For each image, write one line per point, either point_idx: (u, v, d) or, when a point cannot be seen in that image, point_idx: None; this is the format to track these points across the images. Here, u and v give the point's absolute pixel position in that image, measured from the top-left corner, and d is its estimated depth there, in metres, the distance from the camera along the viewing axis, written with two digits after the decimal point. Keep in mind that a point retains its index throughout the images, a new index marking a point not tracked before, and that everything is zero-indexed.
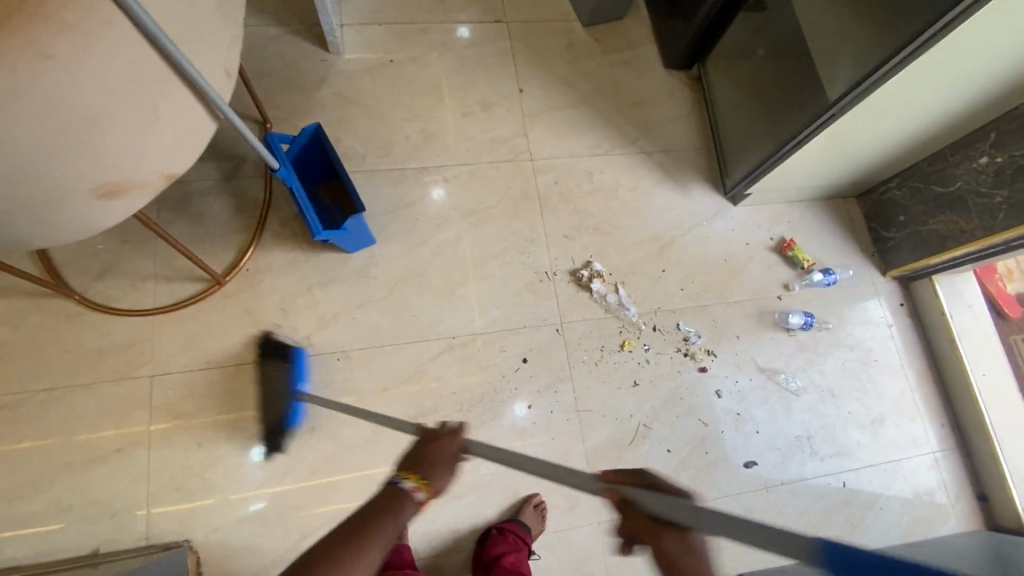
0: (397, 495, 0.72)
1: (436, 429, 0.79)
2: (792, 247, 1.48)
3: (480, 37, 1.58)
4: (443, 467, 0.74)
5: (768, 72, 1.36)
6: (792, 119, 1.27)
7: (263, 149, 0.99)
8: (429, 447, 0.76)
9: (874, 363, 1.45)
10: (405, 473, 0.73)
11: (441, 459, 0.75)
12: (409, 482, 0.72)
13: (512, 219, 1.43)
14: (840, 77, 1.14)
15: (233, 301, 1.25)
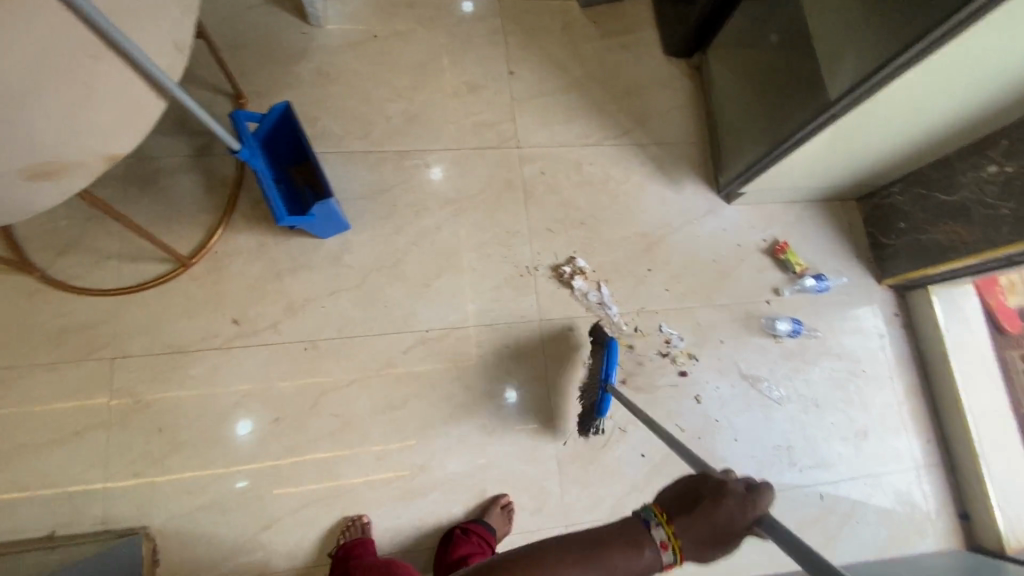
0: (640, 536, 0.62)
1: (712, 480, 0.63)
2: (785, 250, 1.43)
3: (470, 13, 1.50)
4: (703, 526, 0.60)
5: (767, 65, 1.27)
6: (791, 118, 1.20)
7: (223, 130, 0.94)
8: (705, 500, 0.61)
9: (862, 374, 1.41)
10: (660, 517, 0.62)
11: (727, 522, 0.60)
12: (661, 532, 0.61)
13: (495, 209, 1.38)
14: (843, 75, 1.07)
15: (199, 284, 1.21)
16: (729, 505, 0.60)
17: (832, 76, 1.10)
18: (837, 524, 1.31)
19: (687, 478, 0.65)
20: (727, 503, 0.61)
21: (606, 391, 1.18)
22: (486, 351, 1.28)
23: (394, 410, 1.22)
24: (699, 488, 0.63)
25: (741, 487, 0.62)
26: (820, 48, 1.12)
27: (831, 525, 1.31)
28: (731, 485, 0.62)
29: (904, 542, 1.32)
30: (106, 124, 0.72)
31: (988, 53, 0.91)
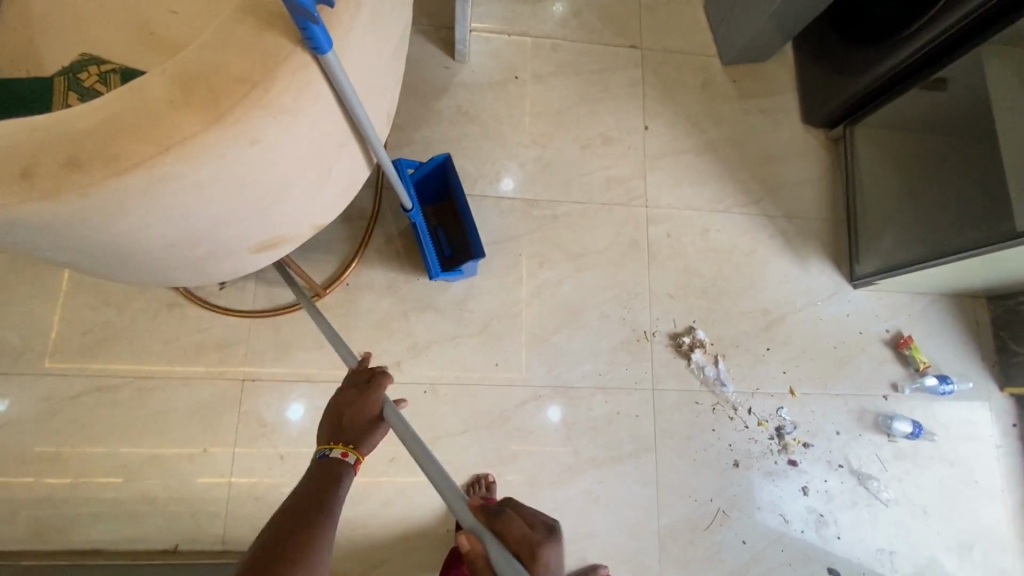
0: (329, 466, 0.71)
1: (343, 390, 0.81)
2: (909, 345, 1.38)
3: (610, 61, 1.48)
4: (361, 425, 0.76)
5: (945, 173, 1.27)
6: (965, 232, 1.18)
7: (399, 188, 0.94)
8: (350, 403, 0.78)
9: (974, 484, 1.36)
10: (329, 444, 0.74)
11: (361, 410, 0.77)
12: (337, 450, 0.73)
13: (618, 269, 1.36)
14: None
15: (330, 314, 1.23)
16: (347, 401, 0.78)
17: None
18: None
19: (331, 403, 0.79)
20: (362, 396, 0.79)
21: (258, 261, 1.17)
22: (597, 415, 1.27)
23: (503, 463, 1.22)
24: (340, 409, 0.77)
25: (356, 387, 0.80)
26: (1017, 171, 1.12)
27: None
28: (351, 394, 0.79)
29: None
30: (329, 198, 0.70)
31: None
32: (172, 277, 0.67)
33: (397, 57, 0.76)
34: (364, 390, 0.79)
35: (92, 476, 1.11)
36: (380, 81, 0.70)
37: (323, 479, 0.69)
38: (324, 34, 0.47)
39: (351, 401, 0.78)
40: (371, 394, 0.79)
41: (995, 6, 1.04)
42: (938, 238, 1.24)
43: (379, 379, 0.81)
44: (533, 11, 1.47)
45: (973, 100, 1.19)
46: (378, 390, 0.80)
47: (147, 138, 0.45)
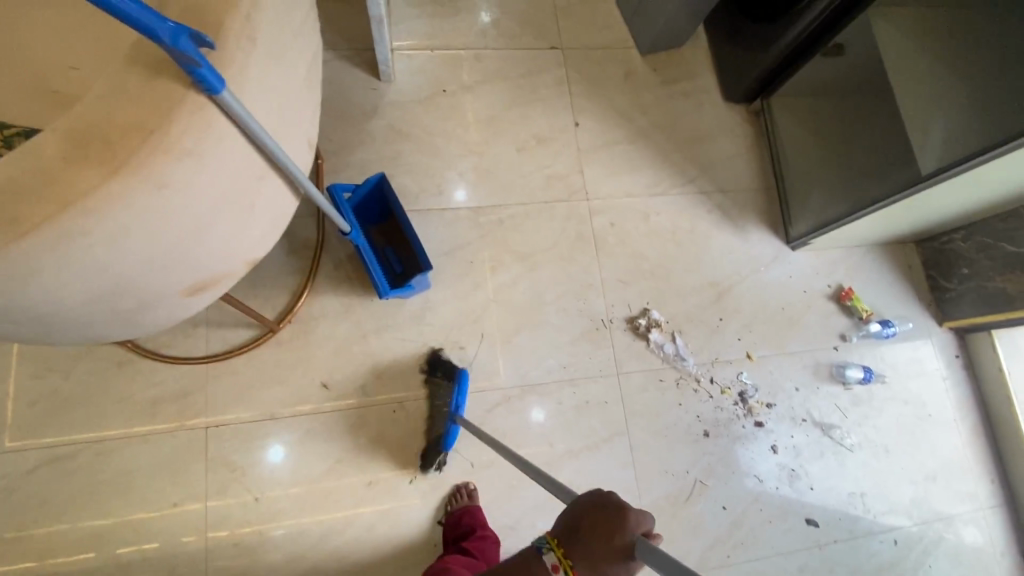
0: (537, 563, 0.69)
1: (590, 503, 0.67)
2: (850, 296, 1.45)
3: (535, 63, 1.52)
4: (592, 558, 0.65)
5: (854, 132, 1.34)
6: (878, 184, 1.26)
7: (336, 215, 0.95)
8: (586, 519, 0.66)
9: (928, 417, 1.44)
10: (550, 542, 0.68)
11: (599, 540, 0.65)
12: (551, 556, 0.67)
13: (569, 263, 1.39)
14: (941, 148, 1.13)
15: (287, 348, 1.22)
16: (597, 517, 0.66)
17: (927, 149, 1.16)
18: (910, 569, 1.35)
19: (573, 501, 0.68)
20: (603, 520, 0.65)
21: (454, 423, 1.19)
22: (567, 407, 1.30)
23: (482, 470, 1.23)
24: (578, 519, 0.67)
25: (616, 506, 0.66)
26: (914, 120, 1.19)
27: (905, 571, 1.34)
28: (606, 511, 0.66)
29: None
30: (253, 232, 0.70)
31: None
32: (105, 333, 0.66)
33: (310, 87, 0.78)
34: (613, 517, 0.65)
35: (58, 549, 1.07)
36: (293, 111, 0.71)
37: (522, 566, 0.69)
38: (214, 75, 0.49)
39: (603, 520, 0.65)
40: (618, 532, 0.65)
41: None
42: (857, 194, 1.31)
43: (640, 514, 0.67)
44: (453, 24, 1.50)
45: (866, 61, 1.27)
46: (629, 528, 0.65)
47: (45, 195, 0.46)
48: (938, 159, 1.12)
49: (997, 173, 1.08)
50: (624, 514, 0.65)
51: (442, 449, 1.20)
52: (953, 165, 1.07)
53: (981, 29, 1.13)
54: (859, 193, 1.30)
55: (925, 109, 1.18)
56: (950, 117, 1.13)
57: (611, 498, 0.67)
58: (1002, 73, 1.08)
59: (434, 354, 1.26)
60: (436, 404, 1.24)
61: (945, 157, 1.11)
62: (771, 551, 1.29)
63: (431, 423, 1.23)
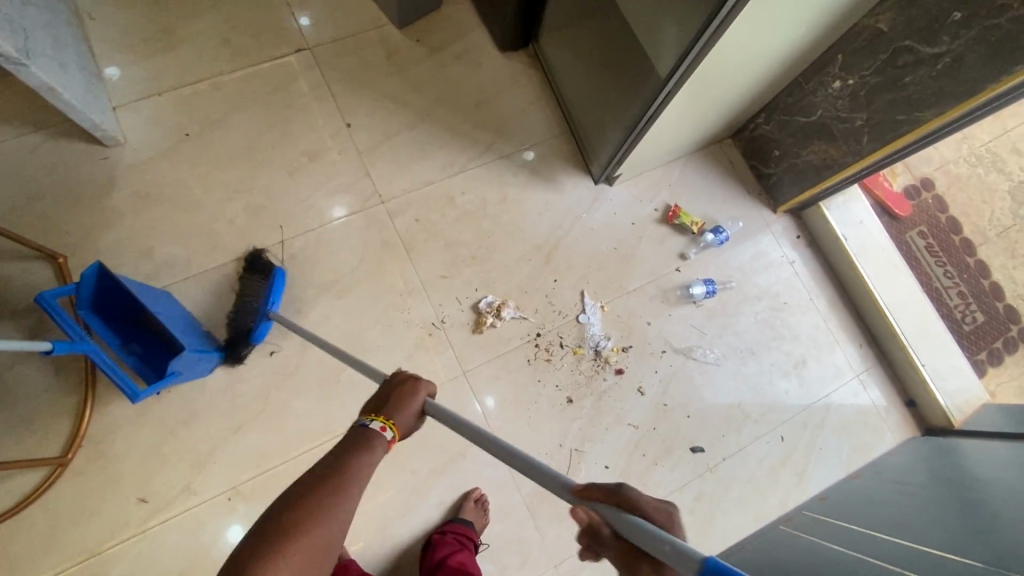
0: (364, 436, 0.65)
1: (397, 380, 0.72)
2: (677, 214, 1.41)
3: (284, 74, 1.37)
4: (409, 412, 0.70)
5: (603, 37, 1.21)
6: (634, 102, 1.18)
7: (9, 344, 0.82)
8: (404, 387, 0.72)
9: (784, 306, 1.43)
10: (373, 415, 0.68)
11: (407, 404, 0.70)
12: (377, 423, 0.67)
13: (380, 276, 1.29)
14: (676, 34, 0.99)
15: (88, 475, 1.09)
16: (404, 386, 0.71)
17: (666, 38, 1.02)
18: (805, 457, 1.35)
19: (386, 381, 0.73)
20: (411, 388, 0.72)
21: (266, 319, 1.16)
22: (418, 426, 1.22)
23: None
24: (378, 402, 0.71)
25: (411, 381, 0.72)
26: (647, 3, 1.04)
27: (799, 461, 1.35)
28: (404, 386, 0.72)
29: (868, 450, 1.39)
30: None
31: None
32: None
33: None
34: (407, 390, 0.71)
35: None
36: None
37: (350, 443, 0.65)
38: None
39: (404, 392, 0.71)
40: (414, 397, 0.71)
41: None
42: (625, 116, 1.23)
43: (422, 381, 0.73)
44: (177, 59, 1.33)
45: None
46: (419, 394, 0.72)
47: None
48: (679, 45, 0.99)
49: (746, 41, 0.98)
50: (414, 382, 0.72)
51: (247, 344, 1.16)
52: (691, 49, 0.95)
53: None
54: (626, 115, 1.23)
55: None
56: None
57: (403, 376, 0.73)
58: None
59: (256, 252, 1.23)
60: (246, 298, 1.19)
61: (683, 42, 0.97)
62: (664, 490, 1.27)
63: (232, 318, 1.18)
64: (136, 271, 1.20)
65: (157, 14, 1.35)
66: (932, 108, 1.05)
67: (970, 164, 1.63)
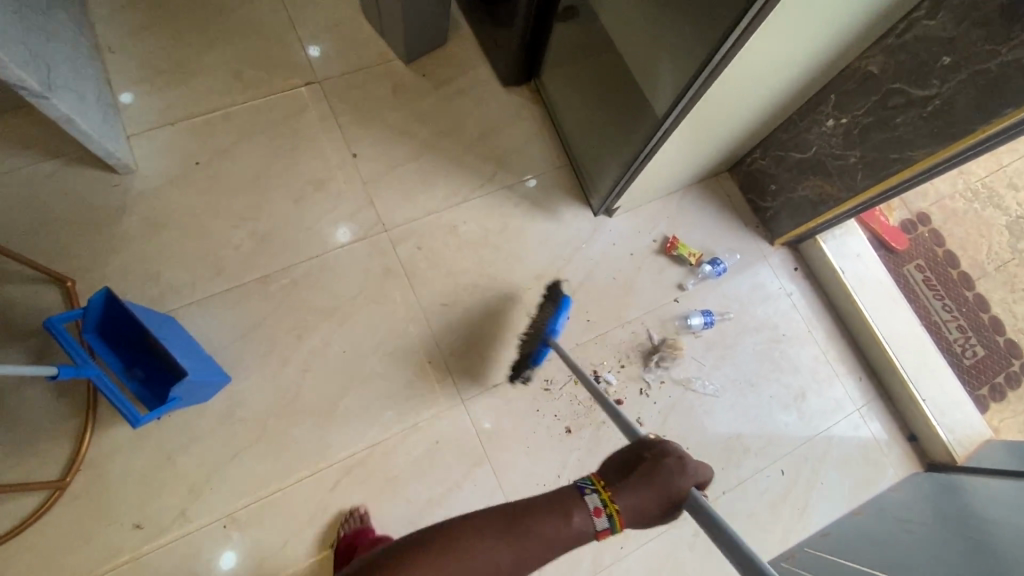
0: (580, 501, 0.71)
1: (656, 448, 0.74)
2: (675, 246, 1.43)
3: (294, 105, 1.41)
4: (650, 491, 0.71)
5: (606, 74, 1.25)
6: (634, 138, 1.21)
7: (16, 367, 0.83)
8: (667, 461, 0.72)
9: (782, 338, 1.44)
10: (598, 484, 0.72)
11: (655, 478, 0.71)
12: (598, 498, 0.71)
13: (382, 303, 1.31)
14: (673, 74, 1.03)
15: (84, 498, 1.09)
16: (671, 463, 0.72)
17: (664, 77, 1.05)
18: (805, 492, 1.34)
19: (654, 442, 0.76)
20: (677, 466, 0.72)
21: (546, 344, 1.22)
22: (417, 455, 1.22)
23: None
24: (632, 459, 0.74)
25: (675, 458, 0.72)
26: (647, 44, 1.08)
27: (799, 496, 1.33)
28: (666, 459, 0.72)
29: (869, 486, 1.37)
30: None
31: (814, 12, 0.87)
32: None
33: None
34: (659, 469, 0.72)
35: None
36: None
37: (564, 503, 0.70)
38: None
39: (663, 468, 0.72)
40: (671, 480, 0.71)
41: None
42: (625, 151, 1.26)
43: (700, 467, 0.74)
44: (191, 90, 1.38)
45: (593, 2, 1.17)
46: (683, 480, 0.72)
47: None
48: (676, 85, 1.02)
49: (742, 80, 1.00)
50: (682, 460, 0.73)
51: (532, 365, 1.26)
52: (686, 90, 0.98)
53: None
54: (626, 149, 1.25)
55: (650, 29, 1.05)
56: (669, 30, 1.01)
57: (664, 449, 0.74)
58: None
59: (556, 286, 1.30)
60: (537, 322, 1.24)
61: (679, 82, 1.00)
62: (663, 524, 1.26)
63: (525, 340, 1.26)
64: (141, 296, 1.22)
65: (173, 48, 1.40)
66: (922, 147, 1.07)
67: (966, 200, 1.65)
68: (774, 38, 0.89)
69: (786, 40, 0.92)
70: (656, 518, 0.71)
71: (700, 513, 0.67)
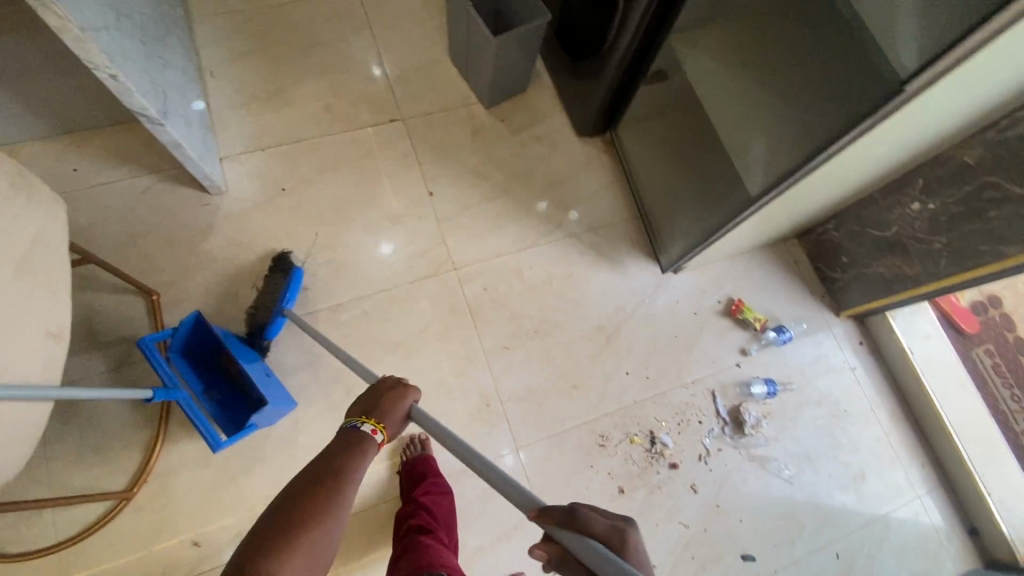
0: (354, 436, 0.70)
1: (383, 381, 0.79)
2: (741, 309, 1.42)
3: (377, 140, 1.46)
4: (394, 415, 0.75)
5: (697, 138, 1.27)
6: (720, 205, 1.21)
7: (127, 390, 0.85)
8: (384, 395, 0.76)
9: (845, 414, 1.40)
10: (361, 418, 0.72)
11: (391, 405, 0.75)
12: (368, 425, 0.71)
13: (445, 341, 1.33)
14: (766, 154, 1.04)
15: (147, 510, 1.12)
16: (386, 392, 0.76)
17: (755, 154, 1.08)
18: None
19: (371, 387, 0.79)
20: (393, 392, 0.77)
21: (280, 314, 1.17)
22: (467, 498, 1.21)
23: None
24: (379, 393, 0.76)
25: (388, 387, 0.77)
26: (739, 119, 1.10)
27: None
28: (385, 391, 0.77)
29: None
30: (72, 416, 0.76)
31: (924, 117, 0.87)
32: None
33: (32, 261, 0.70)
34: (397, 392, 0.77)
35: None
36: (3, 291, 0.65)
37: (341, 445, 0.68)
38: None
39: (385, 398, 0.76)
40: (398, 399, 0.76)
41: (656, 13, 1.13)
42: (708, 216, 1.26)
43: (404, 387, 0.78)
44: (283, 118, 1.44)
45: (684, 69, 1.19)
46: (394, 399, 0.76)
47: None
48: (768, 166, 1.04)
49: (847, 163, 0.99)
50: (402, 389, 0.77)
51: (266, 339, 1.17)
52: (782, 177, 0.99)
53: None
54: (709, 215, 1.25)
55: (745, 106, 1.08)
56: (766, 109, 1.02)
57: (382, 381, 0.79)
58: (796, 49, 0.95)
59: (282, 255, 1.26)
60: (267, 293, 1.20)
61: (772, 164, 1.02)
62: None
63: (256, 313, 1.19)
64: (220, 315, 1.26)
65: (269, 77, 1.47)
66: (1013, 245, 1.05)
67: None
68: (892, 129, 0.87)
69: (893, 137, 0.92)
70: (399, 430, 0.76)
71: (421, 419, 0.72)
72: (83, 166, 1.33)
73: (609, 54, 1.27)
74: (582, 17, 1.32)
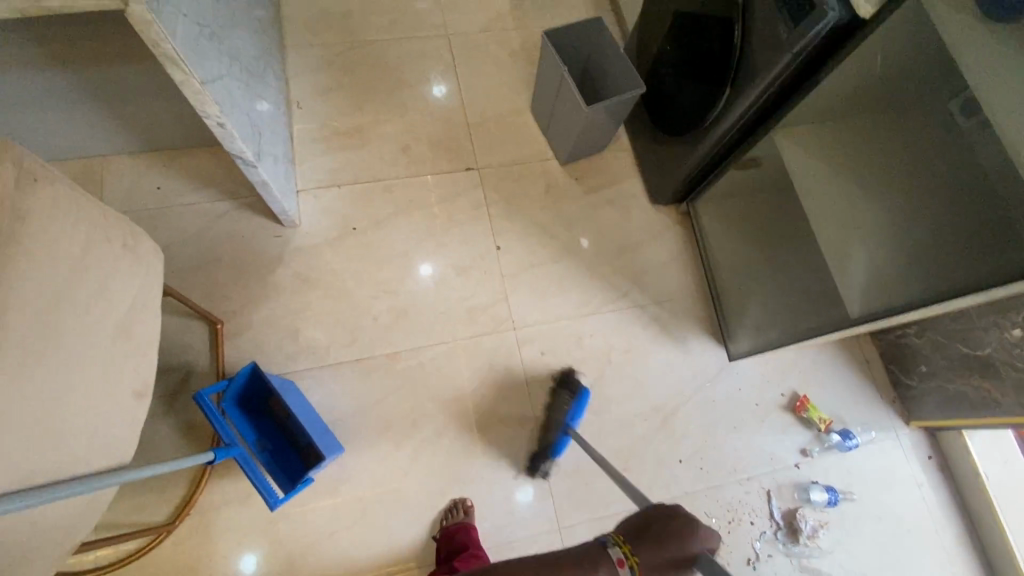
0: (602, 556, 0.69)
1: (665, 510, 0.74)
2: (806, 407, 1.35)
3: (451, 188, 1.46)
4: (661, 551, 0.69)
5: (786, 240, 1.23)
6: (807, 316, 1.16)
7: (191, 456, 0.84)
8: (670, 523, 0.71)
9: (906, 534, 1.32)
10: (618, 540, 0.70)
11: (666, 543, 0.69)
12: (618, 550, 0.69)
13: (498, 403, 1.30)
14: (874, 265, 1.04)
15: (185, 545, 1.11)
16: (672, 524, 0.71)
17: (857, 262, 1.06)
18: None
19: (652, 511, 0.75)
20: (676, 527, 0.71)
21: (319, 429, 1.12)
22: None
23: None
24: (651, 521, 0.73)
25: (679, 521, 0.71)
26: (842, 223, 1.09)
27: None
28: (671, 521, 0.72)
29: None
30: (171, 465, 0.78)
31: None
32: None
33: (130, 323, 0.70)
34: (686, 521, 0.72)
35: None
36: (101, 358, 0.64)
37: (588, 556, 0.69)
38: None
39: (665, 527, 0.71)
40: (675, 539, 0.70)
41: (758, 112, 1.08)
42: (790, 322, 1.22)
43: (699, 532, 0.71)
44: (363, 156, 1.45)
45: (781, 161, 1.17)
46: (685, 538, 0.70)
47: None
48: (875, 276, 1.03)
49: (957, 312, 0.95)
50: (687, 520, 0.72)
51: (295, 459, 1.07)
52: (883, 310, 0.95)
53: (934, 118, 0.96)
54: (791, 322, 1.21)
55: (855, 212, 1.07)
56: (894, 244, 1.01)
57: (670, 511, 0.74)
58: (946, 173, 0.96)
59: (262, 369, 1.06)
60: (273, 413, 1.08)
61: (880, 279, 1.01)
62: None
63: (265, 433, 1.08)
64: (278, 350, 1.26)
65: (353, 113, 1.49)
66: None
67: None
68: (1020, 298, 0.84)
69: None
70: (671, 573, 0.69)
71: None
72: (166, 185, 1.35)
73: (700, 134, 1.22)
74: (678, 91, 1.28)
